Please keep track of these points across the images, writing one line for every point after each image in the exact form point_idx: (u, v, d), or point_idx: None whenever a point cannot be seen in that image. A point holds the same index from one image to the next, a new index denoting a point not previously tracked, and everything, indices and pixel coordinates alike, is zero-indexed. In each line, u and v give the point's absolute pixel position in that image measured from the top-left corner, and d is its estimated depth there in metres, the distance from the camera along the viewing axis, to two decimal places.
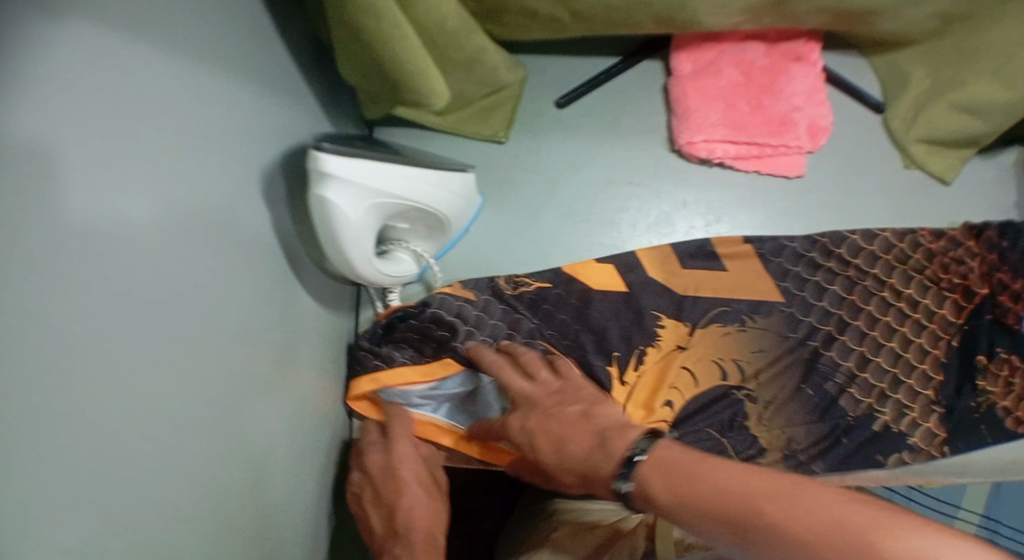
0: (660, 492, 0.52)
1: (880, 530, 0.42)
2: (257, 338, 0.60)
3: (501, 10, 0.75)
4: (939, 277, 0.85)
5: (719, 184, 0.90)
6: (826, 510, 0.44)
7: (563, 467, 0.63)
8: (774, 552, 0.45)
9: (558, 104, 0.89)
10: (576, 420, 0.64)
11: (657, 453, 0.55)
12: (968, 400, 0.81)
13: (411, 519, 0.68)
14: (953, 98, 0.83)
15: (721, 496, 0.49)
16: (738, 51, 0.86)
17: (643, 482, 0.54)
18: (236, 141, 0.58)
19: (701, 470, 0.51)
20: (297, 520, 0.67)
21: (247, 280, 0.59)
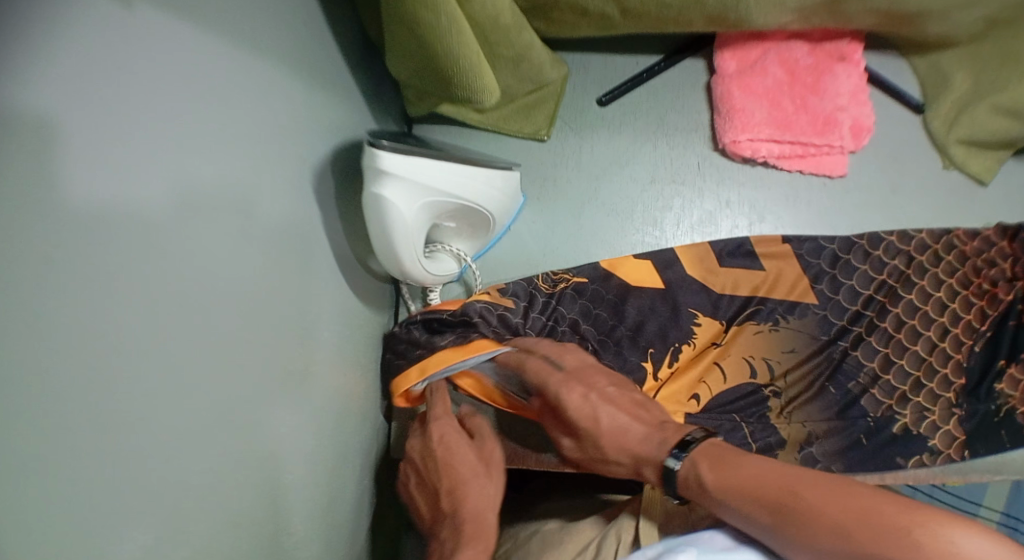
0: (710, 480, 0.58)
1: (912, 520, 0.50)
2: (285, 333, 0.60)
3: (551, 7, 0.76)
4: (970, 281, 0.86)
5: (763, 183, 0.90)
6: (861, 501, 0.52)
7: (619, 449, 0.65)
8: (816, 536, 0.52)
9: (600, 101, 0.89)
10: (632, 405, 0.67)
11: (706, 444, 0.61)
12: (988, 404, 0.81)
13: (462, 497, 0.66)
14: (996, 99, 0.83)
15: (758, 482, 0.56)
16: (783, 50, 0.86)
17: (694, 465, 0.59)
18: (274, 136, 0.58)
19: (742, 465, 0.57)
20: (324, 511, 0.67)
21: (276, 274, 0.59)
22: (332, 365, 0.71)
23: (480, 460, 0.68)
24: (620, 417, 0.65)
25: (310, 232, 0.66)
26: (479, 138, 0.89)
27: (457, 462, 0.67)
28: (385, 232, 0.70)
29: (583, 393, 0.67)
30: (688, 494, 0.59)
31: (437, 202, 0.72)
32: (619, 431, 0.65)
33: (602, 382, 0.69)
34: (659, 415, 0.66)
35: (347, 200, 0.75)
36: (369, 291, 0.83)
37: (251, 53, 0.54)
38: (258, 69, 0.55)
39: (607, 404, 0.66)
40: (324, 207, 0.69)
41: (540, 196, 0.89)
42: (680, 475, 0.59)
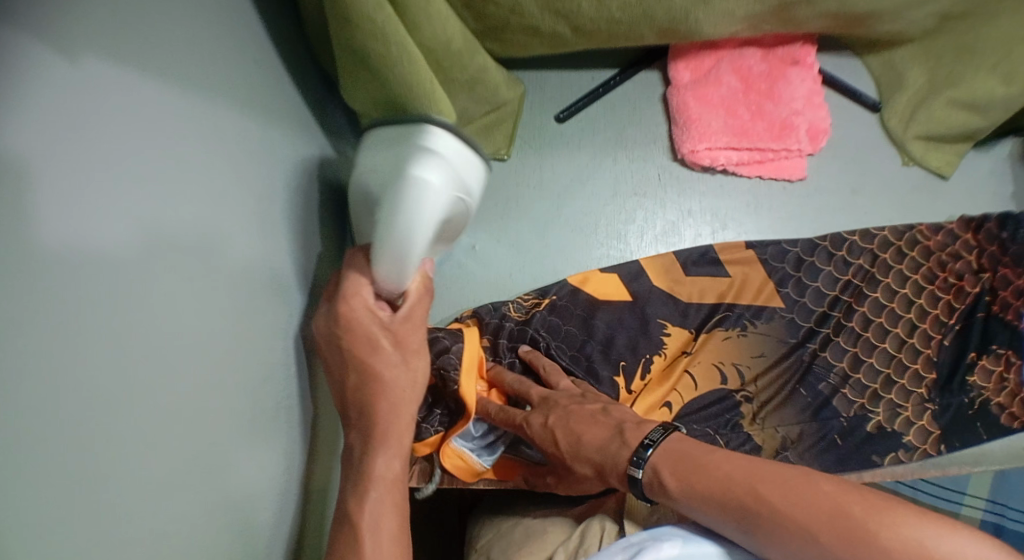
0: (671, 482, 0.59)
1: (875, 520, 0.50)
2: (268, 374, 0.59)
3: (503, 28, 0.76)
4: (935, 276, 0.87)
5: (725, 190, 0.90)
6: (828, 501, 0.52)
7: (583, 461, 0.66)
8: (780, 536, 0.52)
9: (558, 118, 0.89)
10: (592, 416, 0.68)
11: (667, 443, 0.61)
12: (962, 398, 0.82)
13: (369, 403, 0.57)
14: (951, 94, 0.84)
15: (721, 483, 0.56)
16: (737, 57, 0.87)
17: (655, 469, 0.60)
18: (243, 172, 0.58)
19: (707, 467, 0.58)
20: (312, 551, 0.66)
21: (253, 318, 0.57)
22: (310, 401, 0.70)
23: (394, 344, 0.57)
24: (574, 429, 0.67)
25: (287, 270, 0.65)
26: None
27: (361, 350, 0.56)
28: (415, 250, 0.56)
29: (543, 421, 0.69)
30: (655, 497, 0.60)
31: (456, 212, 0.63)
32: (578, 445, 0.66)
33: (564, 403, 0.70)
34: (616, 418, 0.67)
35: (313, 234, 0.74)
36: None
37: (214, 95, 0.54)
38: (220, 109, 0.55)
39: (564, 423, 0.68)
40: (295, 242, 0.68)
41: (506, 215, 0.88)
42: (643, 482, 0.60)
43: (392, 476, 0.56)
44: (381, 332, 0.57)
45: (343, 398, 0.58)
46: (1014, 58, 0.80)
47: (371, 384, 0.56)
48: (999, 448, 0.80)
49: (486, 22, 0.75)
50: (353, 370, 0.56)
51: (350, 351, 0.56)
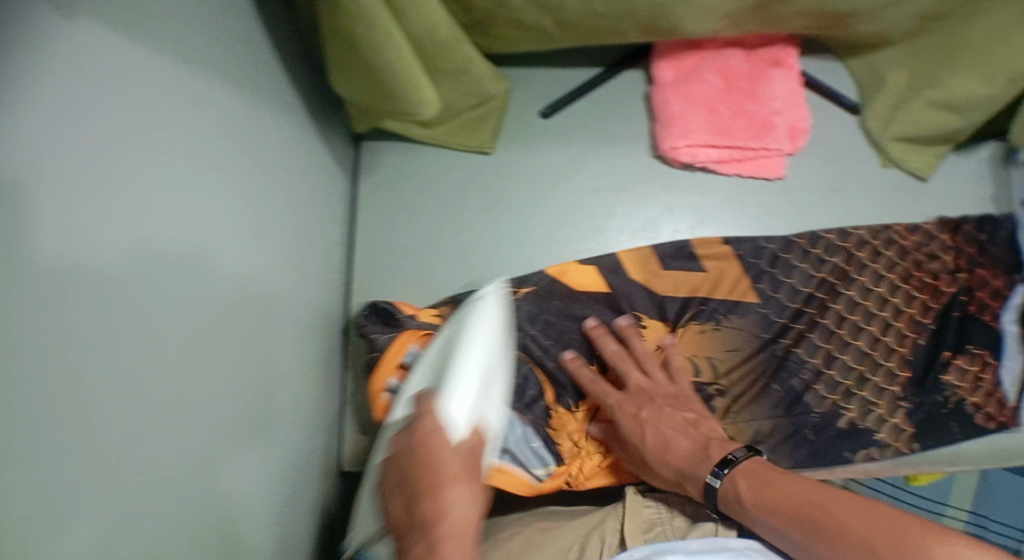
0: (746, 492, 0.70)
1: (927, 541, 0.62)
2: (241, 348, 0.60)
3: (489, 23, 0.78)
4: (910, 275, 0.88)
5: (704, 187, 0.90)
6: (898, 526, 0.64)
7: (664, 460, 0.76)
8: (829, 540, 0.66)
9: (543, 114, 0.91)
10: (683, 424, 0.78)
11: (746, 462, 0.73)
12: (936, 397, 0.86)
13: (436, 516, 0.62)
14: (931, 95, 0.86)
15: (796, 501, 0.68)
16: (720, 58, 0.88)
17: (732, 480, 0.72)
18: (238, 148, 0.59)
19: (787, 491, 0.69)
20: (284, 515, 0.69)
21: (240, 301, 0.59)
22: (292, 377, 0.72)
23: (462, 459, 0.65)
24: (665, 433, 0.77)
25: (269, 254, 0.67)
26: (425, 154, 0.91)
27: (435, 455, 0.64)
28: (477, 363, 0.70)
29: (634, 414, 0.78)
30: (726, 507, 0.72)
31: (493, 382, 0.71)
32: (664, 446, 0.76)
33: (658, 403, 0.80)
34: (705, 433, 0.78)
35: (301, 218, 0.76)
36: (333, 310, 0.85)
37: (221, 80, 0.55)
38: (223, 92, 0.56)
39: (657, 422, 0.78)
40: (284, 228, 0.70)
41: (487, 206, 0.90)
42: (720, 492, 0.72)
43: None
44: (451, 457, 0.64)
45: (410, 515, 0.63)
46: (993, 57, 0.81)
47: (436, 514, 0.61)
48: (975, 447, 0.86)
49: (473, 15, 0.76)
50: (420, 474, 0.64)
51: (422, 456, 0.64)
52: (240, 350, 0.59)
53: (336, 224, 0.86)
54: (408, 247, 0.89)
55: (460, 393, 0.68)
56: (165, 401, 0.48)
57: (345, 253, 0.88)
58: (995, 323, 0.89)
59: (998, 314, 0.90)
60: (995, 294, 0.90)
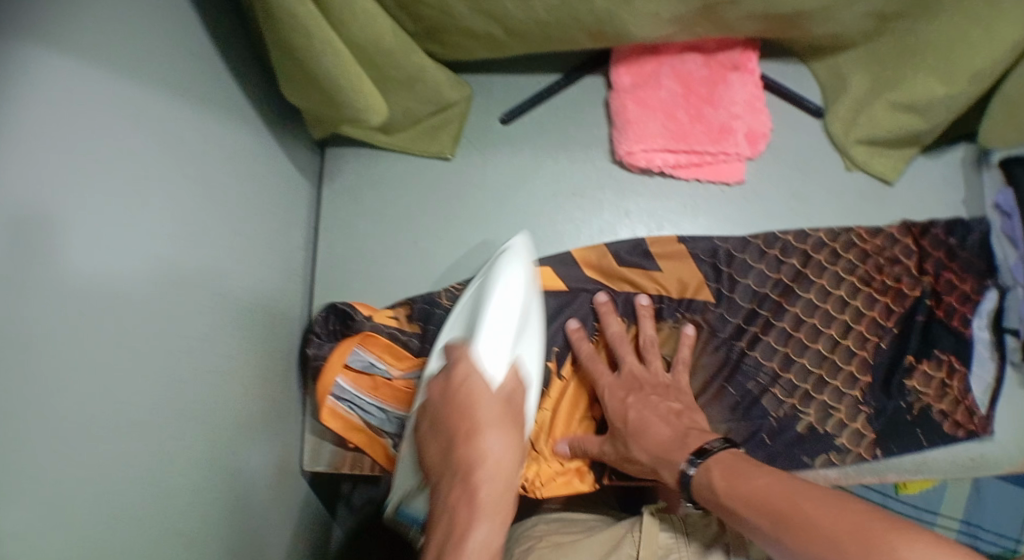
0: (721, 483, 0.67)
1: (894, 535, 0.57)
2: (182, 353, 0.61)
3: (439, 30, 0.79)
4: (872, 278, 0.88)
5: (662, 192, 0.90)
6: (873, 524, 0.58)
7: (641, 446, 0.75)
8: (806, 537, 0.60)
9: (502, 120, 0.91)
10: (668, 413, 0.77)
11: (721, 453, 0.70)
12: (900, 402, 0.87)
13: (473, 464, 0.60)
14: (891, 96, 0.84)
15: (767, 493, 0.64)
16: (678, 63, 0.88)
17: (708, 468, 0.69)
18: (176, 161, 0.61)
19: (759, 481, 0.65)
20: (231, 515, 0.70)
21: (177, 307, 0.61)
22: (240, 380, 0.73)
23: (505, 411, 0.65)
24: (646, 418, 0.76)
25: (216, 260, 0.68)
26: (386, 161, 0.92)
27: (478, 409, 0.64)
28: (498, 309, 0.71)
29: (621, 399, 0.79)
30: (700, 498, 0.68)
31: (523, 329, 0.74)
32: (642, 430, 0.76)
33: (646, 391, 0.79)
34: (686, 424, 0.76)
35: (257, 225, 0.77)
36: (292, 314, 0.86)
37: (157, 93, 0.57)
38: (157, 104, 0.58)
39: (640, 408, 0.77)
40: (233, 234, 0.72)
41: (447, 212, 0.91)
42: (693, 480, 0.69)
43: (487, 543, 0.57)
44: (488, 406, 0.64)
45: (446, 464, 0.63)
46: (952, 55, 0.78)
47: (474, 461, 0.61)
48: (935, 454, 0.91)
49: (422, 23, 0.77)
50: (457, 423, 0.63)
51: (461, 408, 0.64)
52: (181, 352, 0.61)
53: (298, 231, 0.87)
54: (369, 253, 0.90)
55: (486, 341, 0.69)
56: (88, 405, 0.49)
57: (308, 258, 0.89)
58: (966, 329, 0.90)
59: (967, 320, 0.90)
60: (963, 298, 0.89)
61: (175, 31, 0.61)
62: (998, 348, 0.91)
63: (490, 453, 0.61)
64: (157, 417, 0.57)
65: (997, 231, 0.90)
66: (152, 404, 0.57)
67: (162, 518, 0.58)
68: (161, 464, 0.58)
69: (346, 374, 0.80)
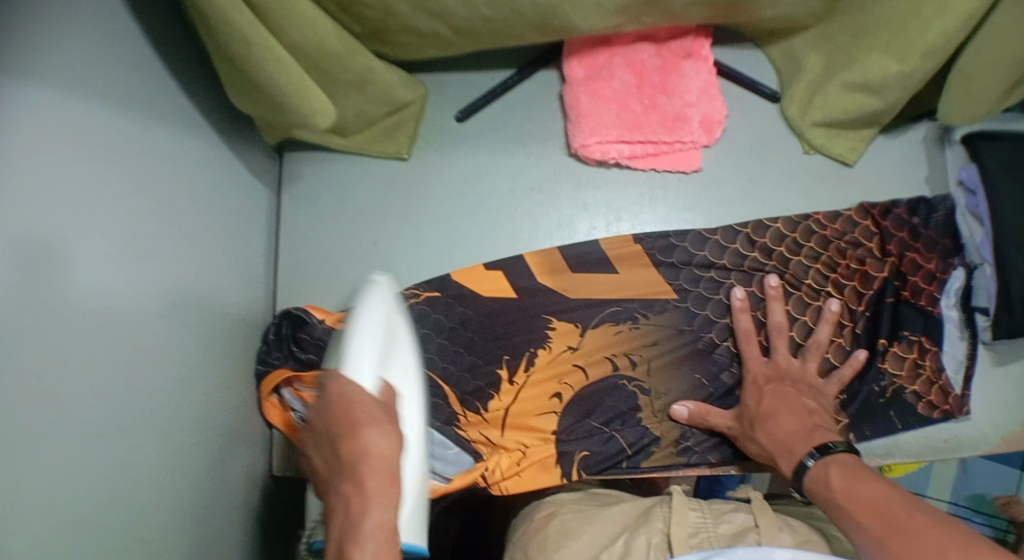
0: (834, 477, 0.67)
1: None
2: (140, 364, 0.62)
3: (384, 31, 0.79)
4: (837, 263, 0.87)
5: (620, 184, 0.90)
6: None
7: (771, 436, 0.77)
8: None
9: (457, 118, 0.91)
10: (793, 405, 0.79)
11: (841, 455, 0.70)
12: (873, 386, 0.88)
13: (359, 457, 0.58)
14: (846, 76, 0.83)
15: (876, 498, 0.63)
16: (630, 52, 0.87)
17: (824, 467, 0.69)
18: (128, 176, 0.61)
19: (872, 483, 0.65)
20: (198, 523, 0.70)
21: (134, 319, 0.61)
22: (203, 389, 0.73)
23: (381, 405, 0.62)
24: (777, 408, 0.79)
25: (176, 271, 0.69)
26: (344, 164, 0.92)
27: (356, 403, 0.60)
28: (367, 333, 0.68)
29: (762, 385, 0.82)
30: (811, 488, 0.69)
31: (391, 352, 0.70)
32: (769, 419, 0.78)
33: (781, 382, 0.82)
34: (817, 420, 0.77)
35: (216, 233, 0.78)
36: (255, 320, 0.86)
37: (98, 105, 0.58)
38: (105, 120, 0.59)
39: (774, 398, 0.80)
40: (191, 244, 0.72)
41: (406, 212, 0.91)
42: (811, 472, 0.70)
43: (388, 524, 0.57)
44: (364, 406, 0.60)
45: (337, 465, 0.60)
46: (904, 34, 0.77)
47: (356, 457, 0.58)
48: (912, 437, 0.90)
49: (367, 26, 0.77)
50: (336, 424, 0.60)
51: (337, 411, 0.60)
52: (137, 363, 0.62)
53: (258, 237, 0.87)
54: (330, 256, 0.91)
55: (357, 360, 0.65)
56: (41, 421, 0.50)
57: (268, 263, 0.89)
58: (935, 309, 0.89)
59: (936, 299, 0.89)
60: (929, 277, 0.89)
61: (118, 45, 0.61)
62: (970, 326, 0.90)
63: (376, 446, 0.58)
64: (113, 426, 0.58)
65: (961, 208, 0.89)
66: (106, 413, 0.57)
67: (120, 530, 0.59)
68: (118, 476, 0.58)
69: (289, 380, 0.83)
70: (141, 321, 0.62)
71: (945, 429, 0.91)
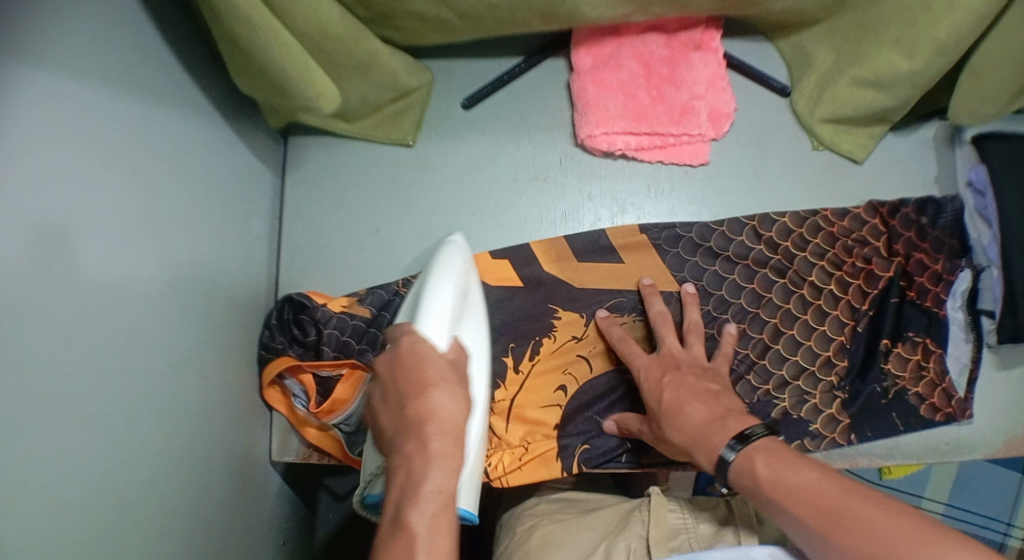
0: (762, 470, 0.62)
1: None
2: (140, 344, 0.62)
3: (390, 15, 0.78)
4: (842, 261, 0.87)
5: (626, 175, 0.89)
6: None
7: (681, 429, 0.70)
8: None
9: (463, 105, 0.91)
10: (705, 394, 0.72)
11: (765, 439, 0.64)
12: (876, 387, 0.87)
13: (425, 417, 0.55)
14: (855, 73, 0.82)
15: (815, 490, 0.58)
16: (638, 44, 0.87)
17: (750, 459, 0.63)
18: (131, 154, 0.61)
19: (805, 473, 0.60)
20: (195, 505, 0.70)
21: (136, 298, 0.61)
22: (202, 370, 0.73)
23: (453, 368, 0.60)
24: (681, 399, 0.72)
25: (178, 252, 0.68)
26: (349, 149, 0.91)
27: (425, 366, 0.58)
28: (442, 292, 0.69)
29: (658, 378, 0.76)
30: (741, 481, 0.63)
31: (460, 314, 0.70)
32: (679, 410, 0.71)
33: (683, 374, 0.75)
34: (726, 405, 0.70)
35: (218, 214, 0.77)
36: (256, 304, 0.85)
37: (101, 79, 0.57)
38: (112, 98, 0.58)
39: (676, 391, 0.73)
40: (193, 225, 0.72)
41: (409, 199, 0.90)
42: (732, 466, 0.64)
43: (447, 491, 0.54)
44: (435, 364, 0.59)
45: (398, 426, 0.57)
46: (916, 30, 0.75)
47: (421, 418, 0.55)
48: (913, 440, 0.90)
49: (373, 9, 0.77)
50: (406, 384, 0.58)
51: (407, 372, 0.58)
52: (137, 341, 0.61)
53: (261, 221, 0.87)
54: (332, 241, 0.90)
55: (430, 317, 0.66)
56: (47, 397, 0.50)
57: (270, 248, 0.88)
58: (939, 309, 0.88)
59: (941, 300, 0.88)
60: (935, 278, 0.88)
61: (124, 22, 0.61)
62: (975, 329, 0.89)
63: (440, 403, 0.56)
64: (112, 404, 0.57)
65: (970, 210, 0.89)
66: (105, 391, 0.56)
67: (124, 510, 0.58)
68: (116, 453, 0.58)
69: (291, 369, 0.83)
70: (141, 298, 0.62)
71: (946, 433, 0.91)
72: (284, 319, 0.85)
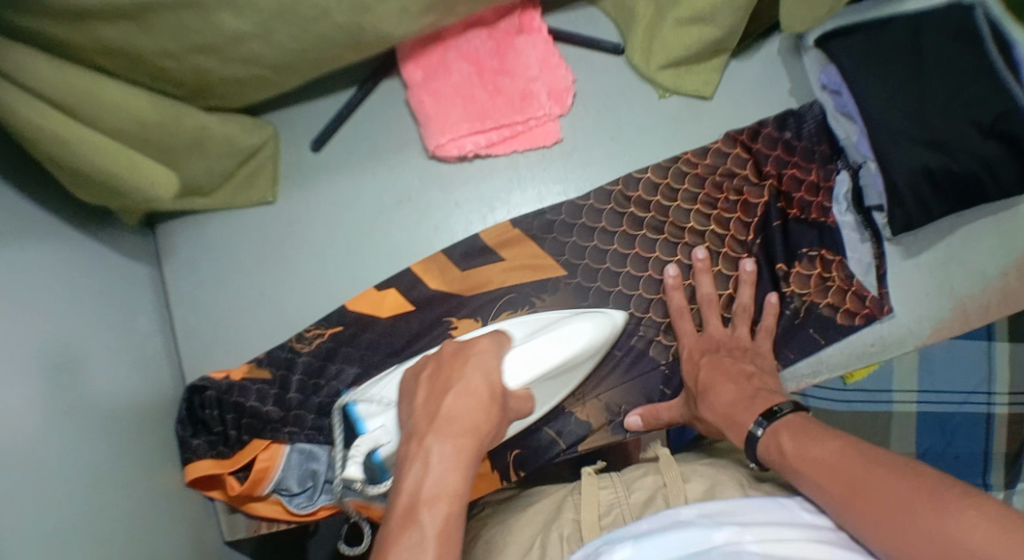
0: (788, 444, 0.67)
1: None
2: (63, 483, 0.62)
3: (210, 86, 0.77)
4: (716, 199, 0.87)
5: (486, 173, 0.90)
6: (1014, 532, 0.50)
7: (709, 407, 0.77)
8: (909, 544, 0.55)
9: (313, 149, 0.91)
10: (738, 376, 0.79)
11: (792, 415, 0.70)
12: (786, 310, 0.88)
13: (453, 413, 0.65)
14: (677, 13, 0.82)
15: (832, 460, 0.62)
16: (462, 43, 0.86)
17: (777, 434, 0.68)
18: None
19: (825, 445, 0.64)
20: None
21: (46, 442, 0.62)
22: (123, 480, 0.72)
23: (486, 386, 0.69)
24: (713, 378, 0.79)
25: (75, 379, 0.69)
26: (216, 220, 0.92)
27: (460, 380, 0.69)
28: None
29: (697, 357, 0.82)
30: (768, 457, 0.69)
31: None
32: (709, 389, 0.78)
33: (722, 357, 0.82)
34: (756, 386, 0.77)
35: (105, 325, 0.77)
36: (166, 398, 0.85)
37: None
38: None
39: (711, 372, 0.80)
40: (83, 346, 0.72)
41: (285, 253, 0.91)
42: (761, 441, 0.69)
43: (441, 520, 0.56)
44: (473, 379, 0.69)
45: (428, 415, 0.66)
46: None
47: (446, 416, 0.65)
48: (835, 351, 0.90)
49: (187, 85, 0.75)
50: (445, 394, 0.67)
51: (448, 378, 0.69)
52: (58, 480, 0.61)
53: (149, 316, 0.86)
54: (224, 315, 0.91)
55: None
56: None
57: (165, 339, 0.88)
58: (828, 218, 0.89)
59: (826, 208, 0.89)
60: (813, 189, 0.89)
61: None
62: (869, 227, 0.89)
63: (474, 411, 0.66)
64: (49, 550, 0.57)
65: (832, 110, 0.88)
66: (38, 536, 0.56)
67: None
68: None
69: (214, 463, 0.84)
70: (47, 434, 0.62)
71: (870, 334, 0.92)
72: (191, 414, 0.86)
